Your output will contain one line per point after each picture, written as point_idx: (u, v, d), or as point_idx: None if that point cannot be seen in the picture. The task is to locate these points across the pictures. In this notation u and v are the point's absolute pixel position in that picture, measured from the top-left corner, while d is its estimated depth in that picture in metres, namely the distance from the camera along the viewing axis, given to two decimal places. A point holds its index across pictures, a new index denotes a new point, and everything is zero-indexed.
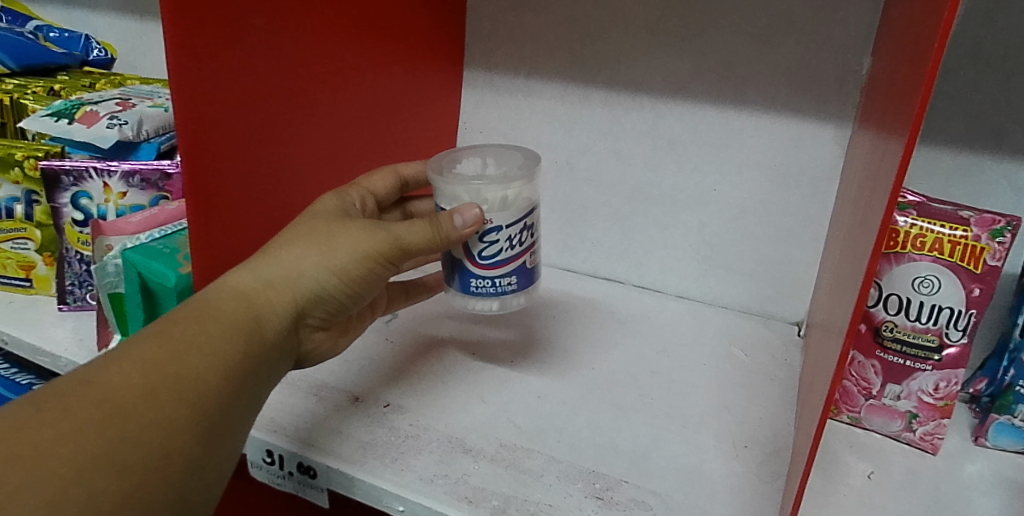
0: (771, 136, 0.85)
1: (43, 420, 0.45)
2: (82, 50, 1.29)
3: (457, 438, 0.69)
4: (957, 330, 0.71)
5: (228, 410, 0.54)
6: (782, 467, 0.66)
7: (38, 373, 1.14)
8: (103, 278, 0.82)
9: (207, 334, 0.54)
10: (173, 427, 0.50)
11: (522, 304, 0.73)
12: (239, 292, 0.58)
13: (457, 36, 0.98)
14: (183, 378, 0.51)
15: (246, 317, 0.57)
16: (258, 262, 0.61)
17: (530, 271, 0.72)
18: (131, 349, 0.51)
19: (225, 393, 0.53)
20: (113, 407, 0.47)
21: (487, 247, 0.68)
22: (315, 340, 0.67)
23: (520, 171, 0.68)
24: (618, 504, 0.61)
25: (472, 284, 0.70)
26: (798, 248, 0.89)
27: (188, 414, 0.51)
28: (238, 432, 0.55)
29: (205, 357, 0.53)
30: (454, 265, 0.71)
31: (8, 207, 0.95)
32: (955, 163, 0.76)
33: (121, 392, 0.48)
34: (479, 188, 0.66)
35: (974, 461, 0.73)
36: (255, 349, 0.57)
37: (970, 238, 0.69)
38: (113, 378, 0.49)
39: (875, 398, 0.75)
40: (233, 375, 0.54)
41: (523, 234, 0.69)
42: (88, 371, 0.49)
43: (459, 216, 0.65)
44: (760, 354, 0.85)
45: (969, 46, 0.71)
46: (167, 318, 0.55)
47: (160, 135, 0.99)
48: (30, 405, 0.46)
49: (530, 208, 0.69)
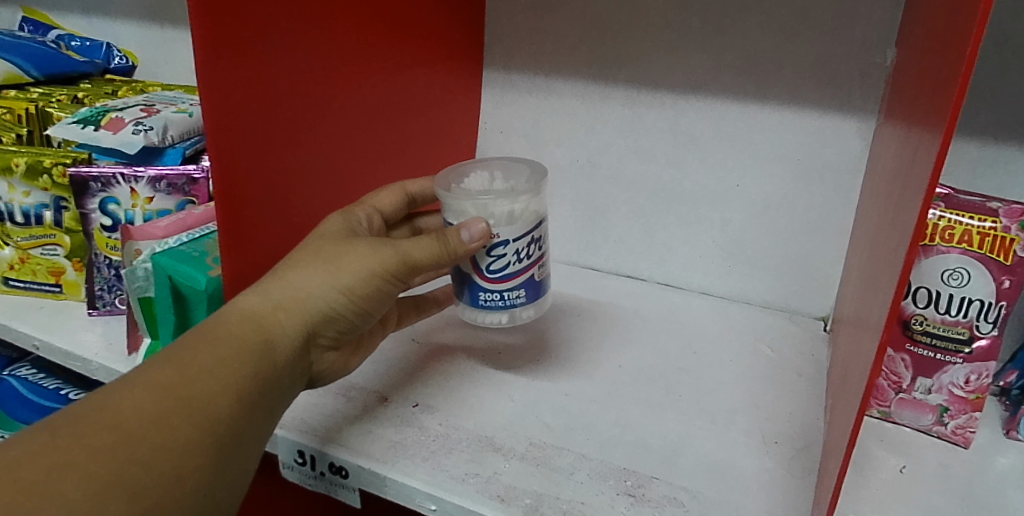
0: (794, 129, 0.85)
1: (56, 447, 0.46)
2: (104, 58, 1.31)
3: (487, 437, 0.69)
4: (987, 322, 0.70)
5: (240, 431, 0.54)
6: (813, 464, 0.66)
7: (65, 378, 1.14)
8: (133, 282, 0.82)
9: (218, 358, 0.55)
10: (185, 451, 0.50)
11: (532, 316, 0.73)
12: (249, 314, 0.59)
13: (476, 36, 0.98)
14: (194, 402, 0.52)
15: (257, 339, 0.57)
16: (267, 284, 0.61)
17: (539, 283, 0.73)
18: (141, 374, 0.52)
19: (235, 415, 0.54)
20: (124, 431, 0.48)
21: (494, 261, 0.68)
22: (326, 360, 0.68)
23: (527, 185, 0.68)
24: (650, 502, 0.61)
25: (481, 297, 0.71)
26: (821, 243, 0.89)
27: (200, 438, 0.51)
28: (250, 454, 0.56)
29: (214, 380, 0.53)
30: (462, 279, 0.71)
31: (37, 214, 0.97)
32: (981, 153, 0.75)
33: (132, 416, 0.49)
34: (486, 203, 0.66)
35: (1007, 454, 0.72)
36: (264, 370, 0.57)
37: (1000, 229, 0.68)
38: (122, 403, 0.50)
39: (906, 392, 0.75)
40: (243, 398, 0.55)
41: (530, 248, 0.69)
42: (101, 395, 0.50)
43: (465, 231, 0.65)
44: (788, 350, 0.85)
45: (994, 35, 0.70)
46: (179, 342, 0.56)
47: (185, 140, 0.99)
48: (43, 432, 0.47)
49: (537, 220, 0.69)
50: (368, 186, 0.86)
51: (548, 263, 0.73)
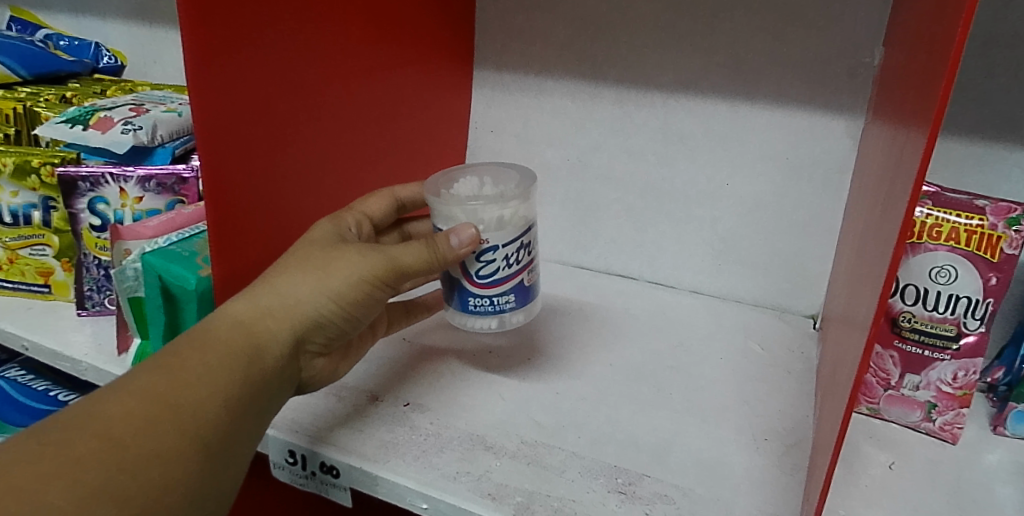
0: (783, 128, 0.85)
1: (42, 454, 0.46)
2: (93, 58, 1.30)
3: (478, 435, 0.69)
4: (974, 319, 0.71)
5: (228, 439, 0.54)
6: (802, 461, 0.66)
7: (54, 379, 1.14)
8: (122, 282, 0.82)
9: (207, 365, 0.54)
10: (173, 459, 0.50)
11: (521, 321, 0.73)
12: (237, 321, 0.58)
13: (467, 36, 0.98)
14: (182, 409, 0.51)
15: (245, 345, 0.57)
16: (256, 291, 0.61)
17: (528, 289, 0.73)
18: (129, 381, 0.52)
19: (223, 424, 0.54)
20: (112, 438, 0.48)
21: (484, 267, 0.69)
22: (315, 366, 0.67)
23: (516, 190, 0.68)
24: (641, 499, 0.61)
25: (470, 302, 0.71)
26: (811, 242, 0.89)
27: (188, 446, 0.51)
28: (236, 462, 0.55)
29: (203, 388, 0.53)
30: (452, 284, 0.71)
31: (26, 214, 0.96)
32: (968, 151, 0.75)
33: (120, 423, 0.49)
34: (476, 208, 0.67)
35: (994, 450, 0.73)
36: (253, 378, 0.57)
37: (987, 227, 0.69)
38: (110, 410, 0.49)
39: (894, 389, 0.75)
40: (232, 405, 0.55)
41: (519, 253, 0.70)
42: (89, 402, 0.50)
43: (455, 236, 0.65)
44: (778, 348, 0.85)
45: (980, 35, 0.71)
46: (169, 349, 0.56)
47: (175, 139, 0.99)
48: (30, 439, 0.47)
49: (526, 226, 0.69)
50: (357, 188, 0.86)
51: (537, 269, 0.74)
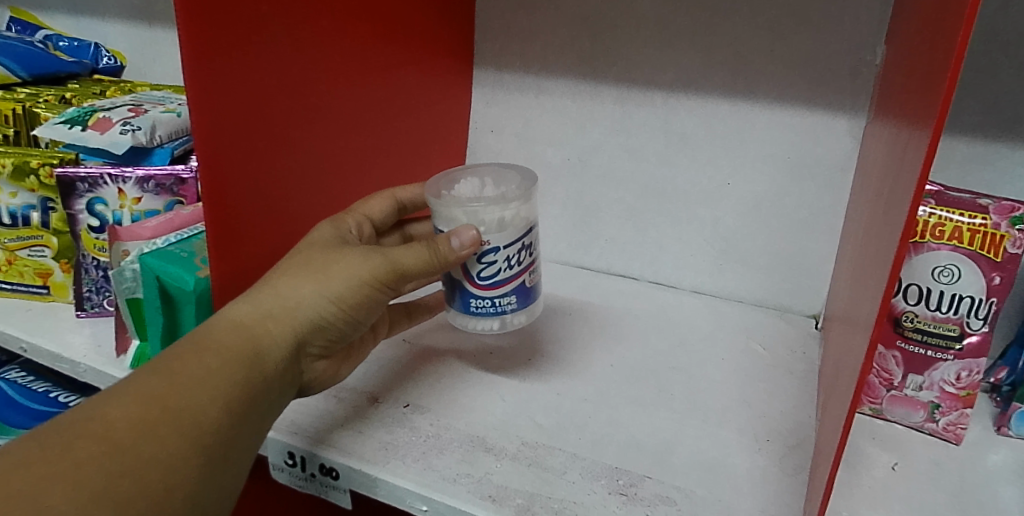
0: (785, 127, 0.85)
1: (43, 458, 0.45)
2: (92, 59, 1.30)
3: (478, 437, 0.69)
4: (978, 319, 0.70)
5: (230, 442, 0.54)
6: (804, 461, 0.66)
7: (54, 380, 1.14)
8: (120, 283, 0.82)
9: (208, 368, 0.54)
10: (175, 462, 0.50)
11: (524, 322, 0.73)
12: (238, 324, 0.58)
13: (467, 35, 0.98)
14: (183, 412, 0.51)
15: (246, 348, 0.57)
16: (256, 294, 0.61)
17: (529, 290, 0.72)
18: (131, 384, 0.52)
19: (225, 427, 0.53)
20: (113, 442, 0.48)
21: (486, 268, 0.68)
22: (316, 369, 0.67)
23: (517, 191, 0.68)
24: (642, 500, 0.61)
25: (471, 304, 0.70)
26: (813, 242, 0.89)
27: (190, 449, 0.50)
28: (238, 466, 0.55)
29: (204, 392, 0.53)
30: (452, 285, 0.71)
31: (25, 215, 0.96)
32: (971, 150, 0.75)
33: (121, 427, 0.49)
34: (476, 210, 0.66)
35: (998, 450, 0.72)
36: (254, 381, 0.56)
37: (990, 225, 0.68)
38: (112, 413, 0.49)
39: (897, 389, 0.75)
40: (233, 409, 0.54)
41: (521, 254, 0.69)
42: (91, 405, 0.50)
43: (456, 238, 0.65)
44: (779, 348, 0.85)
45: (983, 33, 0.71)
46: (170, 352, 0.55)
47: (174, 140, 0.99)
48: (31, 444, 0.46)
49: (527, 227, 0.69)
50: (357, 189, 0.85)
51: (538, 270, 0.73)
